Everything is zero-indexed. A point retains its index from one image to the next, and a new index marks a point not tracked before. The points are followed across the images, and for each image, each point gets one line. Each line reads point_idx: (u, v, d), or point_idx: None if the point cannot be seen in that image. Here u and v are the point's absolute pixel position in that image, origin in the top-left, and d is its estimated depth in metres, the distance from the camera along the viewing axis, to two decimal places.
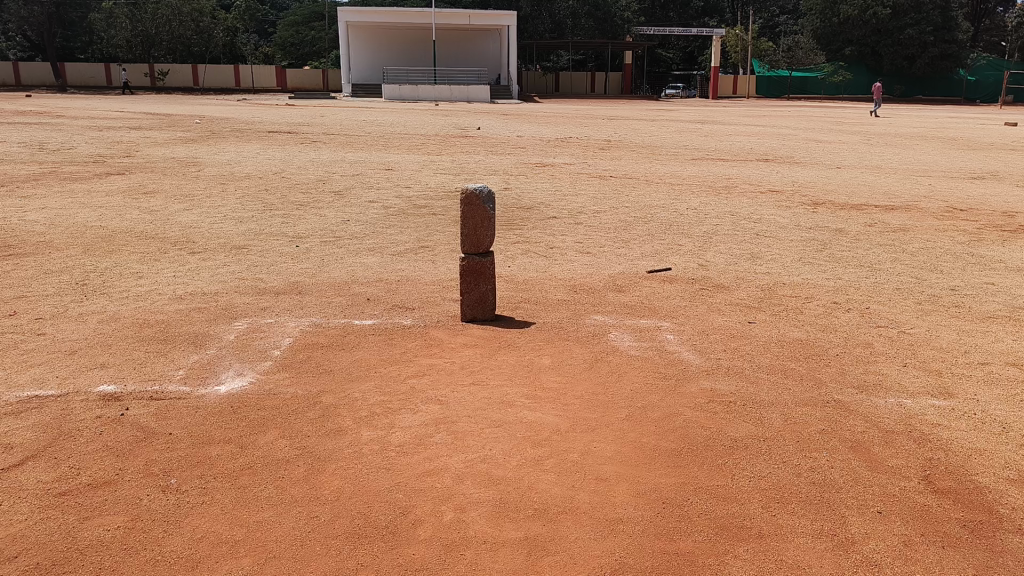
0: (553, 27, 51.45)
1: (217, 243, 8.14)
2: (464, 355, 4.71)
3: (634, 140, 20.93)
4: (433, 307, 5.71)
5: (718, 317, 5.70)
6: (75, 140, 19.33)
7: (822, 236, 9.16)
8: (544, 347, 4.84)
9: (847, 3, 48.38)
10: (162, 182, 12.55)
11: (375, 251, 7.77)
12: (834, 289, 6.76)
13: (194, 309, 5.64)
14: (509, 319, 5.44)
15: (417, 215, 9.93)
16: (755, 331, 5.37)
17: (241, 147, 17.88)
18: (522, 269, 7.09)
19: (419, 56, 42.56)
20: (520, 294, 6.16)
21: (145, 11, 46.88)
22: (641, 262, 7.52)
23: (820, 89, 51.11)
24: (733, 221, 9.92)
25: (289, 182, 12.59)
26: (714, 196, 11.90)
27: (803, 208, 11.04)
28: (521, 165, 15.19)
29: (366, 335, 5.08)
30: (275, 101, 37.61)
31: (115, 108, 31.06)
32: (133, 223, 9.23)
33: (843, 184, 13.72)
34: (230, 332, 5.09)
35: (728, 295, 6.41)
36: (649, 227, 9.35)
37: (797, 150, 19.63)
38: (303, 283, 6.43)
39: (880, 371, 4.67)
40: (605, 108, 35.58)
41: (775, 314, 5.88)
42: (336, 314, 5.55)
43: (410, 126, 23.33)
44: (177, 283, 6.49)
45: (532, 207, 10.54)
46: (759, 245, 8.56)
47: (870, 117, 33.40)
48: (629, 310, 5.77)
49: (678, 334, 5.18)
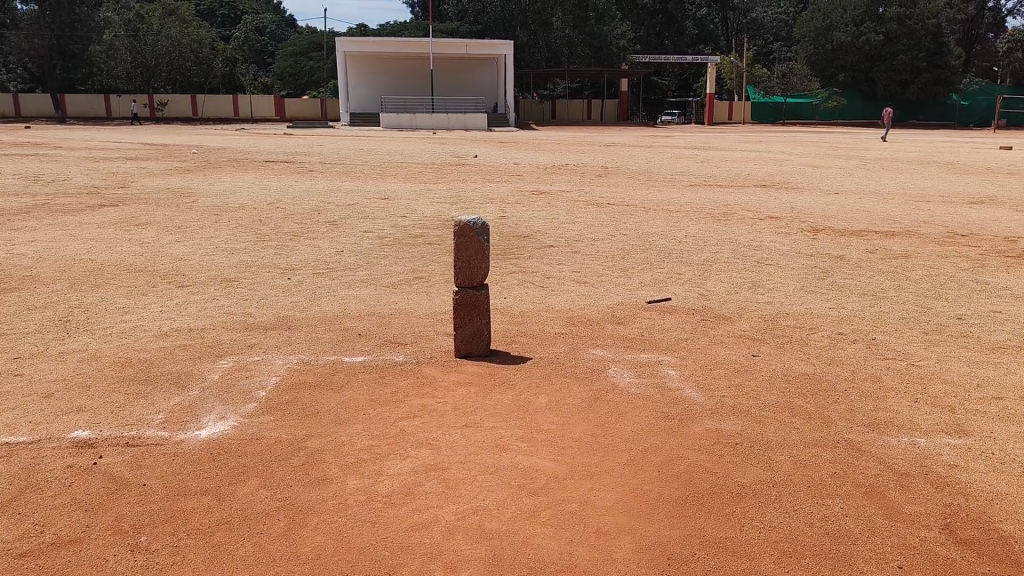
0: (551, 56, 51.72)
1: (207, 276, 7.98)
2: (457, 395, 4.51)
3: (632, 166, 20.85)
4: (426, 342, 5.53)
5: (721, 350, 5.51)
6: (70, 171, 19.22)
7: (824, 263, 8.99)
8: (540, 385, 4.66)
9: (840, 30, 48.83)
10: (155, 213, 12.39)
11: (368, 283, 7.60)
12: (838, 320, 6.58)
13: (178, 347, 5.45)
14: (504, 354, 5.25)
15: (411, 244, 9.77)
16: (758, 364, 5.19)
17: (236, 177, 17.75)
18: (518, 300, 6.91)
19: (416, 86, 42.74)
20: (516, 327, 5.98)
21: (145, 43, 47.34)
22: (641, 291, 7.34)
23: (814, 115, 50.87)
24: (732, 249, 9.76)
25: (284, 212, 12.44)
26: (713, 223, 11.76)
27: (803, 235, 10.88)
28: (518, 192, 15.08)
29: (356, 373, 4.89)
30: (274, 130, 37.64)
31: (112, 138, 31.05)
32: (122, 256, 9.07)
33: (842, 210, 13.59)
34: (214, 372, 4.91)
35: (730, 326, 6.23)
36: (647, 255, 9.19)
37: (794, 176, 19.53)
38: (292, 317, 6.24)
39: (890, 408, 4.48)
40: (601, 135, 35.64)
41: (779, 347, 5.69)
42: (326, 351, 5.37)
43: (406, 154, 23.27)
44: (162, 318, 6.31)
45: (529, 235, 10.41)
46: (759, 273, 8.39)
47: (866, 142, 33.42)
48: (629, 344, 5.59)
49: (679, 370, 4.99)
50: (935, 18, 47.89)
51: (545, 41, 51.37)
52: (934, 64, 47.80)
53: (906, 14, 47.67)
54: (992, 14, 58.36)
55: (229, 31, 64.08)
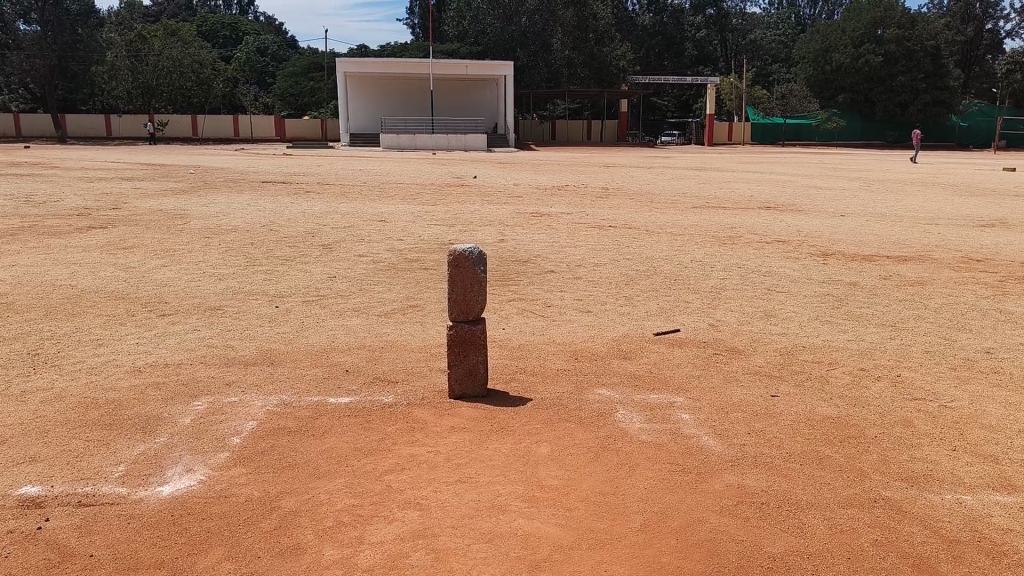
0: (551, 76, 51.49)
1: (191, 304, 7.58)
2: (450, 443, 4.10)
3: (633, 188, 20.44)
4: (419, 381, 5.11)
5: (737, 390, 5.11)
6: (63, 192, 18.79)
7: (837, 291, 8.59)
8: (542, 431, 4.26)
9: (839, 52, 48.85)
10: (144, 236, 12.01)
11: (359, 313, 7.19)
12: (858, 353, 6.17)
13: (151, 385, 5.04)
14: (501, 395, 4.84)
15: (407, 269, 9.37)
16: (777, 405, 4.80)
17: (232, 199, 17.34)
18: (517, 331, 6.50)
19: (416, 106, 42.59)
20: (515, 363, 5.56)
21: (147, 63, 46.83)
22: (648, 322, 6.92)
23: (814, 135, 50.77)
24: (741, 274, 9.38)
25: (277, 235, 12.06)
26: (719, 247, 11.39)
27: (813, 260, 10.50)
28: (518, 215, 14.67)
29: (342, 416, 4.48)
30: (273, 151, 37.41)
31: (109, 159, 30.72)
32: (105, 282, 8.66)
33: (848, 233, 13.24)
34: (185, 415, 4.50)
35: (744, 362, 5.83)
36: (652, 281, 8.80)
37: (798, 197, 19.19)
38: (276, 351, 5.83)
39: (927, 458, 4.06)
40: (602, 156, 35.31)
41: (800, 386, 5.28)
42: (311, 390, 4.95)
43: (405, 176, 22.88)
44: (138, 352, 5.90)
45: (528, 260, 10.03)
46: (771, 301, 8.01)
47: (870, 163, 33.16)
48: (639, 382, 5.16)
49: (694, 413, 4.59)
50: (935, 39, 48.06)
51: (544, 62, 51.26)
52: (933, 85, 47.86)
53: (904, 35, 47.67)
54: (991, 35, 58.37)
55: (230, 51, 64.06)
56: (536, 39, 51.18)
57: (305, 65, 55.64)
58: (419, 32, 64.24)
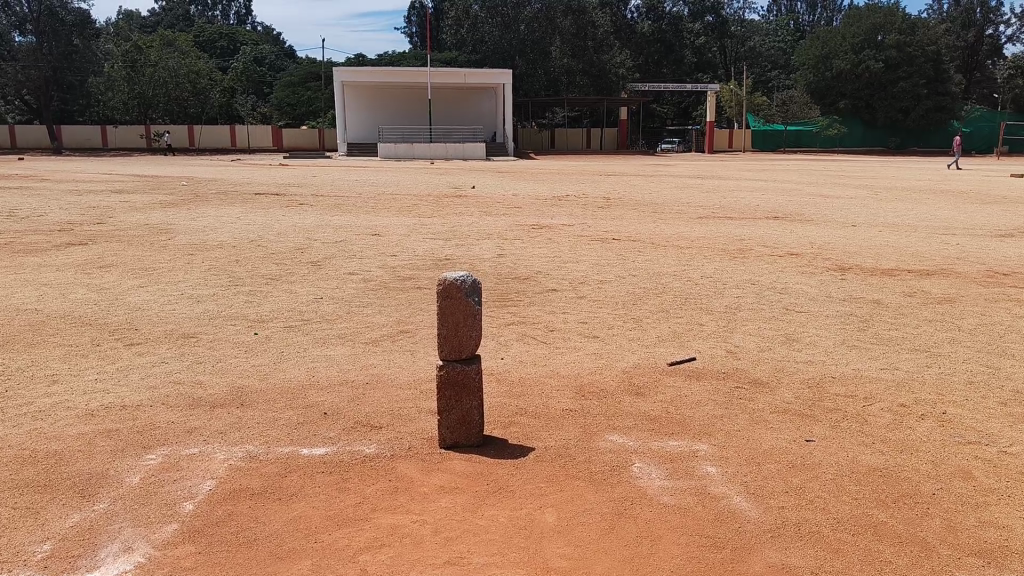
0: (550, 84, 51.01)
1: (163, 330, 6.99)
2: (438, 509, 3.50)
3: (635, 197, 19.87)
4: (406, 425, 4.51)
5: (767, 434, 4.51)
6: (48, 206, 18.17)
7: (860, 310, 8.00)
8: (548, 492, 3.66)
9: (840, 58, 48.04)
10: (124, 253, 11.42)
11: (344, 340, 6.60)
12: (894, 385, 5.56)
13: (100, 434, 4.42)
14: (498, 444, 4.24)
15: (399, 289, 8.78)
16: (812, 453, 4.21)
17: (221, 212, 16.73)
18: (517, 361, 5.91)
19: (413, 116, 42.09)
20: (514, 401, 4.97)
21: (143, 74, 46.28)
22: (659, 349, 6.33)
23: (815, 141, 50.79)
24: (756, 292, 8.81)
25: (264, 251, 11.48)
26: (729, 261, 10.84)
27: (829, 275, 9.91)
28: (517, 227, 14.12)
29: (314, 474, 3.88)
30: (270, 161, 36.94)
31: (102, 171, 30.14)
32: (74, 305, 8.06)
33: (861, 245, 12.66)
34: (133, 473, 3.89)
35: (771, 397, 5.24)
36: (661, 301, 8.21)
37: (805, 207, 18.62)
38: (248, 389, 5.23)
39: (1000, 523, 3.46)
40: (602, 164, 34.77)
41: (836, 427, 4.68)
42: (282, 438, 4.35)
43: (400, 186, 22.29)
44: (93, 390, 5.29)
45: (528, 277, 9.46)
46: (790, 322, 7.43)
47: (873, 170, 32.62)
48: (656, 425, 4.56)
49: (721, 465, 4.01)
50: (935, 45, 47.64)
51: (543, 70, 50.56)
52: (934, 91, 47.37)
53: (905, 41, 47.09)
54: (991, 40, 57.80)
55: (227, 61, 63.63)
56: (535, 47, 50.67)
57: (303, 74, 55.11)
58: (417, 41, 63.81)
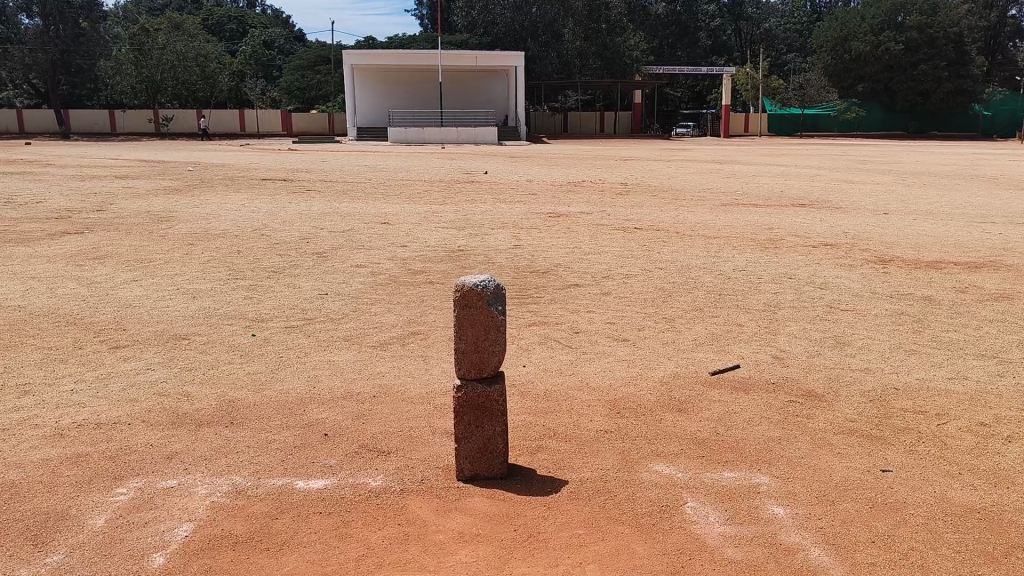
0: (562, 67, 50.10)
1: (153, 331, 6.42)
2: (458, 567, 2.90)
3: (654, 183, 19.24)
4: (419, 451, 3.91)
5: (835, 462, 3.88)
6: (50, 192, 17.64)
7: (912, 309, 7.34)
8: (585, 542, 3.05)
9: (858, 40, 46.92)
10: (122, 243, 10.87)
11: (349, 344, 6.00)
12: (968, 399, 4.92)
13: (67, 461, 3.83)
14: (525, 478, 3.62)
15: (409, 284, 8.19)
16: (893, 489, 3.58)
17: (227, 199, 16.15)
18: (543, 369, 5.32)
19: (424, 98, 41.33)
20: (541, 419, 4.36)
21: (150, 57, 45.37)
22: (697, 356, 5.70)
23: (833, 126, 49.78)
24: (795, 287, 8.16)
25: (268, 241, 10.91)
26: (760, 253, 10.18)
27: (870, 268, 9.25)
28: (533, 215, 13.44)
29: (310, 515, 3.28)
30: (279, 145, 36.33)
31: (109, 155, 29.63)
32: (60, 301, 7.51)
33: (900, 234, 11.96)
34: (99, 512, 3.30)
35: (831, 414, 4.61)
36: (693, 298, 7.59)
37: (831, 193, 17.97)
38: (240, 403, 4.64)
39: None
40: (614, 148, 34.00)
41: (914, 453, 4.03)
42: (275, 468, 3.74)
43: (411, 171, 21.70)
44: (68, 404, 4.70)
45: (548, 270, 8.84)
46: (835, 323, 6.80)
47: (895, 154, 31.69)
48: (707, 451, 3.95)
49: (790, 504, 3.39)
50: (957, 26, 46.35)
51: (556, 52, 49.73)
52: (956, 73, 45.99)
53: (926, 22, 45.94)
54: (1014, 21, 56.50)
55: (236, 44, 62.91)
56: (547, 30, 49.75)
57: (312, 57, 54.41)
58: (428, 24, 62.95)
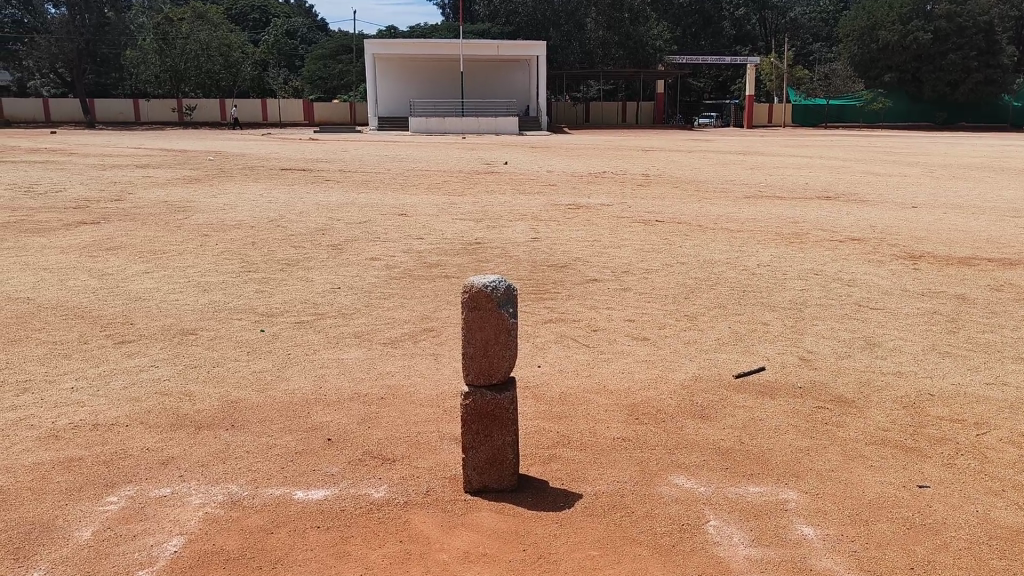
0: (584, 57, 49.64)
1: (160, 325, 6.27)
2: None
3: (676, 174, 18.94)
4: (426, 459, 3.72)
5: (868, 476, 3.65)
6: (69, 181, 17.62)
7: (945, 307, 7.05)
8: (599, 567, 2.84)
9: (886, 28, 45.88)
10: (137, 233, 10.76)
11: (359, 341, 5.82)
12: (1009, 407, 4.65)
13: (60, 465, 3.67)
14: (536, 490, 3.41)
15: (425, 278, 8.00)
16: (932, 508, 3.33)
17: (245, 189, 16.06)
18: (558, 370, 5.11)
19: (445, 88, 41.10)
20: (556, 425, 4.14)
21: (174, 46, 45.08)
22: (721, 357, 5.46)
23: (859, 117, 49.47)
24: (822, 284, 7.87)
25: (284, 233, 10.77)
26: (786, 247, 9.90)
27: (900, 264, 8.95)
28: (552, 207, 13.20)
29: (307, 530, 3.10)
30: (300, 135, 36.26)
31: (132, 144, 29.69)
32: (70, 294, 7.39)
33: (930, 229, 11.59)
34: (86, 523, 3.14)
35: (863, 422, 4.36)
36: (716, 294, 7.34)
37: (857, 185, 17.57)
38: (244, 404, 4.47)
39: None
40: (636, 139, 33.62)
41: (953, 466, 3.78)
42: (274, 475, 3.56)
43: (431, 162, 21.53)
44: (68, 403, 4.55)
45: (566, 265, 8.61)
46: (864, 322, 6.53)
47: (922, 146, 31.06)
48: (732, 463, 3.72)
49: (819, 524, 3.16)
50: (987, 15, 45.18)
51: (578, 41, 49.42)
52: (985, 63, 45.13)
53: (955, 11, 44.82)
54: None
55: (259, 34, 62.95)
56: (569, 19, 49.43)
57: (334, 47, 54.28)
58: (449, 13, 62.64)
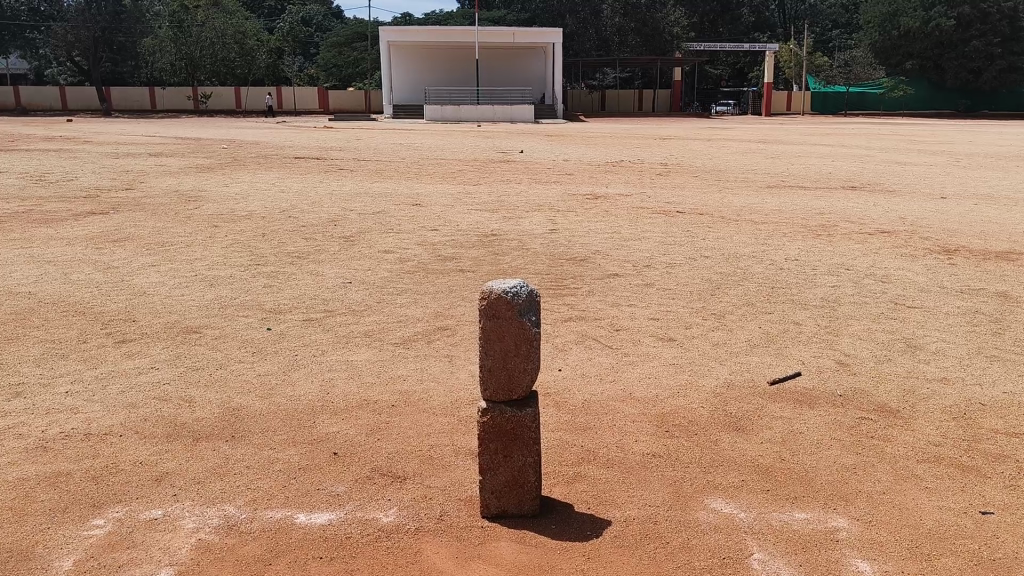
0: (601, 44, 48.91)
1: (164, 323, 5.99)
2: None
3: (695, 163, 18.54)
4: (440, 477, 3.42)
5: (923, 499, 3.33)
6: (81, 170, 17.42)
7: (987, 307, 6.67)
8: None
9: (907, 15, 44.91)
10: (145, 224, 10.54)
11: (371, 341, 5.52)
12: None
13: (45, 482, 3.40)
14: (561, 515, 3.11)
15: (439, 272, 7.69)
16: (1000, 540, 3.01)
17: (258, 178, 15.84)
18: (579, 374, 4.80)
19: (459, 75, 40.66)
20: (580, 439, 3.83)
21: (190, 34, 44.43)
22: (754, 361, 5.13)
23: (878, 105, 48.25)
24: (855, 280, 7.51)
25: (295, 223, 10.51)
26: (814, 240, 9.53)
27: (934, 259, 8.56)
28: (570, 198, 12.86)
29: (309, 561, 2.81)
30: (314, 123, 36.06)
31: (146, 132, 29.59)
32: (72, 288, 7.13)
33: (961, 221, 11.17)
34: (69, 553, 2.86)
35: (912, 436, 4.03)
36: (745, 291, 6.99)
37: (883, 174, 17.12)
38: (246, 411, 4.19)
39: None
40: (655, 127, 33.20)
41: (1017, 489, 3.45)
42: (276, 495, 3.28)
43: (446, 150, 21.28)
44: (60, 409, 4.28)
45: (586, 258, 8.29)
46: (903, 322, 6.17)
47: (946, 134, 30.40)
48: (773, 484, 3.41)
49: (877, 559, 2.86)
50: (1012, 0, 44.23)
51: (594, 28, 48.81)
52: (1009, 50, 44.39)
53: None
54: None
55: (274, 21, 62.60)
56: (586, 5, 49.02)
57: (349, 34, 53.91)
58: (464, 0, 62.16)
